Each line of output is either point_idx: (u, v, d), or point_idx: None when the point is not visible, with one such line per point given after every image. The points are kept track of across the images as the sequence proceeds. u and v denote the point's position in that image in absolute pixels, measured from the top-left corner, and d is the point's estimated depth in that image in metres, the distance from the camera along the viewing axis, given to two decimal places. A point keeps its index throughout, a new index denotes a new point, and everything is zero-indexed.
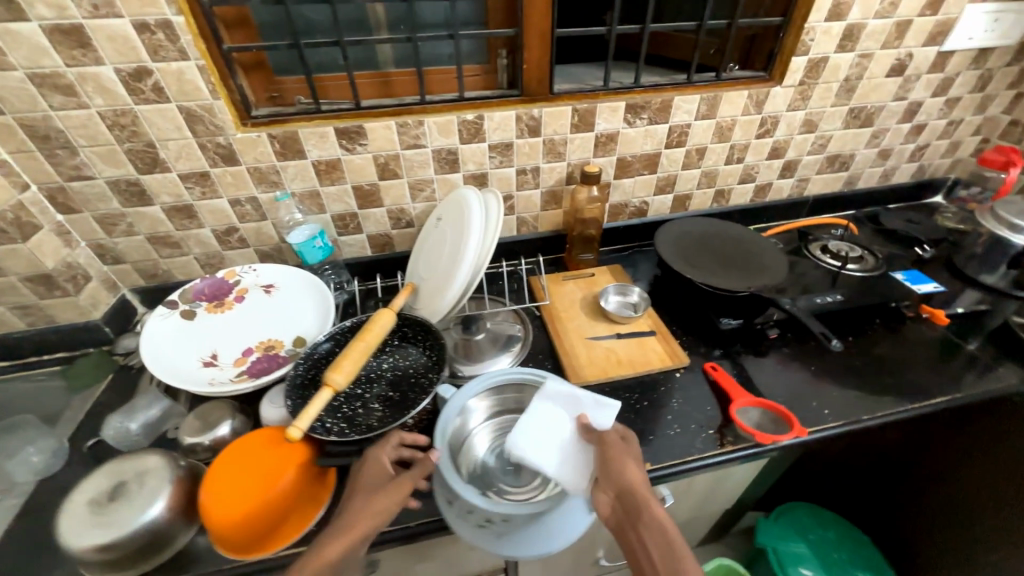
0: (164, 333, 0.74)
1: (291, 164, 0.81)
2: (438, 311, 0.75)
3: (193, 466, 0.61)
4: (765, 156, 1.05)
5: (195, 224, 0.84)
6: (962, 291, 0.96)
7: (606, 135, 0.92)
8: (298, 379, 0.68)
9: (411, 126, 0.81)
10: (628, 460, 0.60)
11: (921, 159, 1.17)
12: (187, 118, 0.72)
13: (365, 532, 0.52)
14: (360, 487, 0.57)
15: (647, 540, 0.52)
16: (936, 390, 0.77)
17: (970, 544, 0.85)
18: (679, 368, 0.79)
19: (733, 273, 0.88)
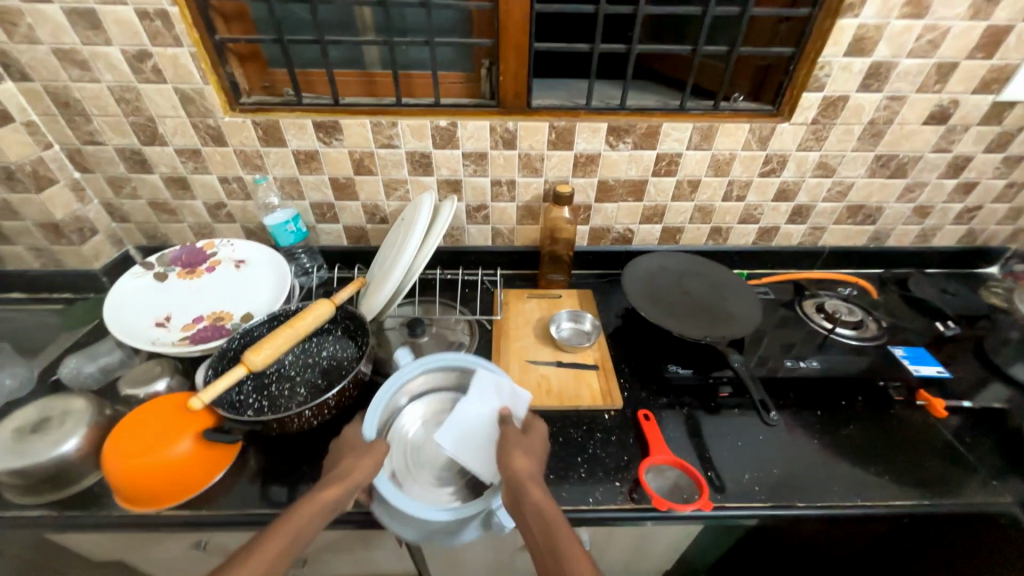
0: (134, 290, 0.82)
1: (273, 150, 0.86)
2: (373, 308, 0.76)
3: (118, 415, 0.67)
4: (771, 197, 0.96)
5: (189, 195, 0.92)
6: (986, 382, 0.82)
7: (586, 156, 0.88)
8: (229, 353, 0.72)
9: (385, 126, 0.83)
10: (522, 449, 0.60)
11: (970, 222, 1.01)
12: (181, 99, 0.79)
13: (356, 483, 0.57)
14: (348, 449, 0.62)
15: (530, 525, 0.51)
16: (905, 491, 0.66)
17: None
18: (610, 410, 0.75)
19: (697, 318, 0.82)
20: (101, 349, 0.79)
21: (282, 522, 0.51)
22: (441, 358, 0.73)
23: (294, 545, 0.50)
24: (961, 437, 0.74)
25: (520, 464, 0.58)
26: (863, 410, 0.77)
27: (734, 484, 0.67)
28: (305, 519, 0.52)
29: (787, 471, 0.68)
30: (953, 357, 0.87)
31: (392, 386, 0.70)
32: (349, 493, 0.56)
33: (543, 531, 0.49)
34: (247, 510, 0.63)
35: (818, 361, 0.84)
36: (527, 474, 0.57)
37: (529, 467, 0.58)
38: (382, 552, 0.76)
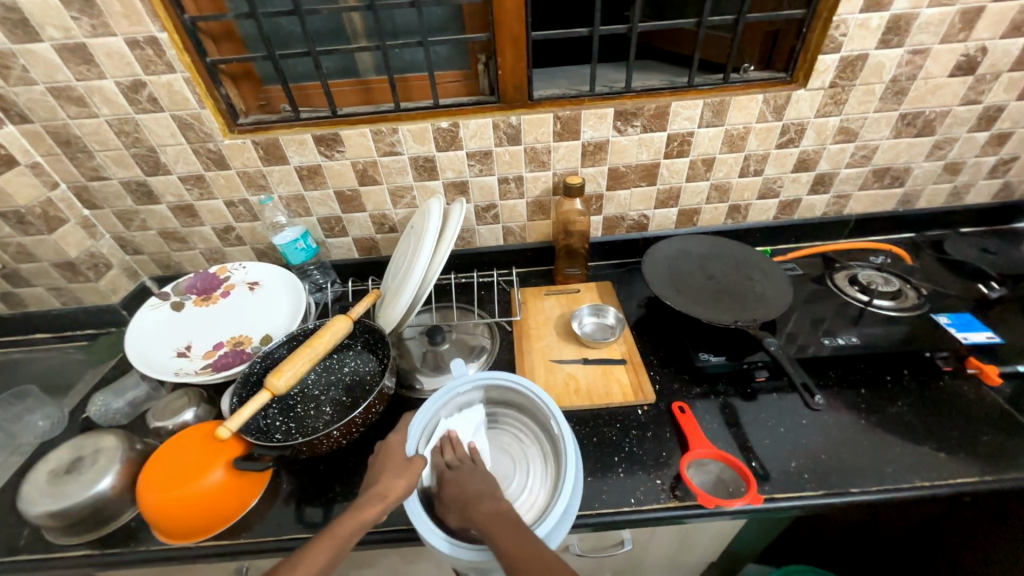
0: (152, 322, 0.82)
1: (276, 169, 0.84)
2: (390, 321, 0.75)
3: (148, 449, 0.66)
4: (790, 168, 0.92)
5: (198, 222, 0.91)
6: None
7: (594, 144, 0.85)
8: (253, 378, 0.72)
9: (386, 134, 0.81)
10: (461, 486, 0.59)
11: (1005, 174, 0.96)
12: (180, 126, 0.78)
13: (397, 501, 0.56)
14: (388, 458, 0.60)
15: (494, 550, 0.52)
16: (963, 467, 0.63)
17: None
18: (642, 405, 0.73)
19: (724, 302, 0.78)
20: (126, 383, 0.79)
21: (322, 537, 0.51)
22: (489, 375, 0.69)
23: (332, 556, 0.51)
24: (1016, 403, 0.70)
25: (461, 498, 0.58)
26: (908, 383, 0.74)
27: (780, 472, 0.64)
28: (344, 536, 0.52)
29: (835, 454, 0.65)
30: (1001, 320, 0.82)
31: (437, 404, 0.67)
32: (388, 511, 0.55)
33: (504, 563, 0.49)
34: (284, 534, 0.63)
35: (856, 336, 0.77)
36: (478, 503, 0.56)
37: (478, 493, 0.58)
38: (422, 565, 0.76)
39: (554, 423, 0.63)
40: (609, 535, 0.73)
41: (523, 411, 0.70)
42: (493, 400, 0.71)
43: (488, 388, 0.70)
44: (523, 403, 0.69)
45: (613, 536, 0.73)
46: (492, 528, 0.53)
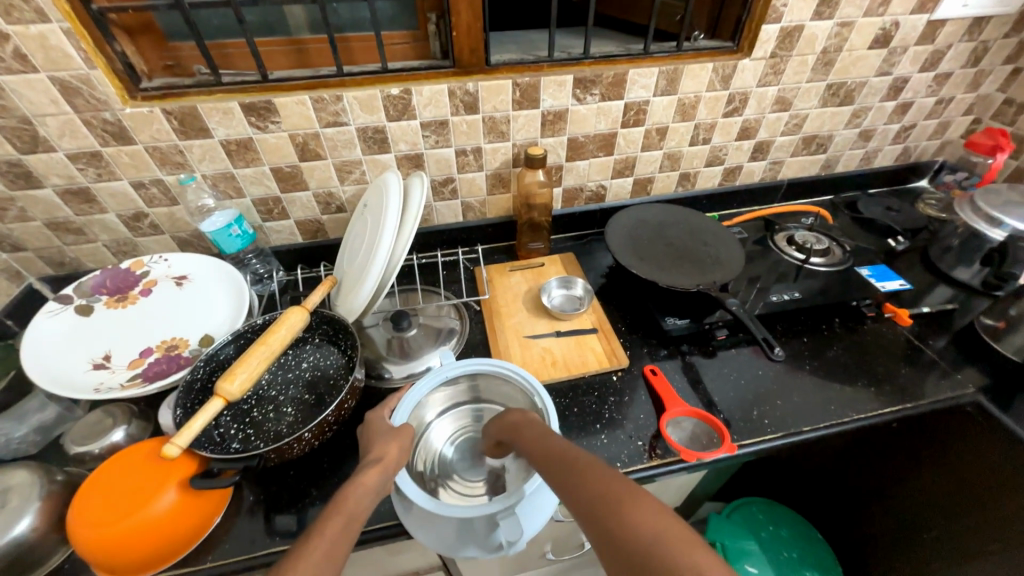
0: (52, 333, 0.68)
1: (196, 143, 0.73)
2: (353, 309, 0.69)
3: (72, 481, 0.56)
4: (734, 136, 0.96)
5: (97, 209, 0.77)
6: (934, 287, 0.91)
7: (554, 113, 0.83)
8: (196, 385, 0.63)
9: (328, 101, 0.73)
10: (542, 430, 0.54)
11: (905, 140, 1.09)
12: (62, 90, 0.64)
13: (394, 463, 0.53)
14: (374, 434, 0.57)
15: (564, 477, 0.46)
16: (887, 397, 0.73)
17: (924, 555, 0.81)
18: (616, 371, 0.75)
19: (685, 267, 0.82)
20: (29, 406, 0.67)
21: (330, 510, 0.46)
22: (493, 368, 0.67)
23: (351, 526, 0.46)
24: (923, 339, 0.82)
25: (542, 445, 0.52)
26: (838, 330, 0.84)
27: (746, 421, 0.70)
28: (352, 504, 0.47)
29: (788, 399, 0.72)
30: (906, 269, 0.95)
31: (420, 390, 0.64)
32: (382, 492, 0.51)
33: (600, 518, 0.40)
34: (258, 550, 0.57)
35: (799, 291, 0.85)
36: (564, 449, 0.49)
37: (551, 438, 0.52)
38: (408, 555, 0.74)
39: (537, 397, 0.63)
40: None
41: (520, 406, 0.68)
42: (493, 386, 0.70)
43: (476, 374, 0.68)
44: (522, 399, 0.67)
45: None
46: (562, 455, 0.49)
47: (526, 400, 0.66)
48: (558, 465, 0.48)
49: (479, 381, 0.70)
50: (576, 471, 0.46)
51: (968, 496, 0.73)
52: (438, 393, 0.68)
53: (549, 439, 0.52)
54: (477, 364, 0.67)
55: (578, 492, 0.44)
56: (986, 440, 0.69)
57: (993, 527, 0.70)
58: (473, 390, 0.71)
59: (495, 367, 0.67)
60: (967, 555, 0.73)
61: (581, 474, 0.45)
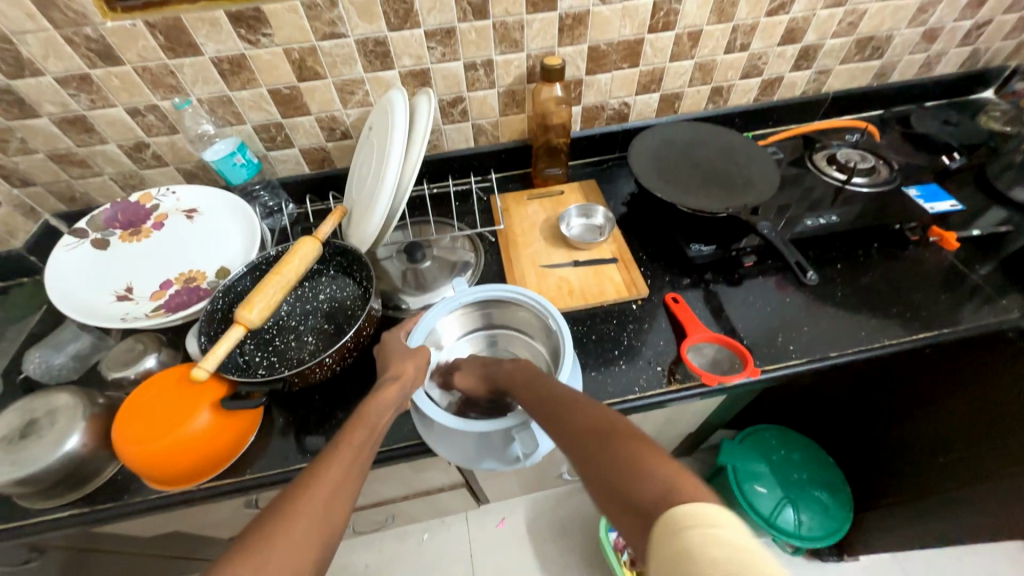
0: (73, 266, 0.69)
1: (186, 62, 0.68)
2: (365, 239, 0.67)
3: (113, 403, 0.59)
4: (777, 40, 0.85)
5: (97, 139, 0.74)
6: (988, 209, 0.84)
7: (573, 16, 0.74)
8: (217, 315, 0.64)
9: (322, 8, 0.66)
10: (536, 376, 0.53)
11: (977, 41, 0.95)
12: (37, 2, 0.58)
13: (410, 381, 0.54)
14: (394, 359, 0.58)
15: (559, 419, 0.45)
16: (921, 324, 0.70)
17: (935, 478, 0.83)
18: (636, 299, 0.73)
19: (712, 190, 0.76)
20: (64, 335, 0.69)
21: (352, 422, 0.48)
22: (506, 296, 0.66)
23: (370, 440, 0.47)
24: (968, 264, 0.77)
25: (535, 390, 0.51)
26: (876, 255, 0.79)
27: (769, 348, 0.68)
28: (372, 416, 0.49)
29: (815, 326, 0.70)
30: (958, 190, 0.87)
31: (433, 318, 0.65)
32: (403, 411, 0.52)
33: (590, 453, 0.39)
34: (292, 465, 0.61)
35: (838, 215, 0.78)
36: (558, 393, 0.48)
37: (546, 382, 0.51)
38: (432, 472, 0.79)
39: (551, 321, 0.62)
40: None
41: (536, 329, 0.68)
42: (506, 311, 0.70)
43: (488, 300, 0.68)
44: (538, 323, 0.67)
45: None
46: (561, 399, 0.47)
47: (541, 323, 0.66)
48: (552, 406, 0.47)
49: (491, 306, 0.70)
50: (568, 412, 0.45)
51: (991, 421, 0.71)
52: (452, 320, 0.69)
53: (544, 384, 0.51)
54: (487, 291, 0.66)
55: (569, 430, 0.43)
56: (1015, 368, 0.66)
57: (1010, 449, 0.68)
58: (486, 316, 0.71)
59: (508, 294, 0.66)
60: (981, 476, 0.74)
61: (578, 416, 0.43)
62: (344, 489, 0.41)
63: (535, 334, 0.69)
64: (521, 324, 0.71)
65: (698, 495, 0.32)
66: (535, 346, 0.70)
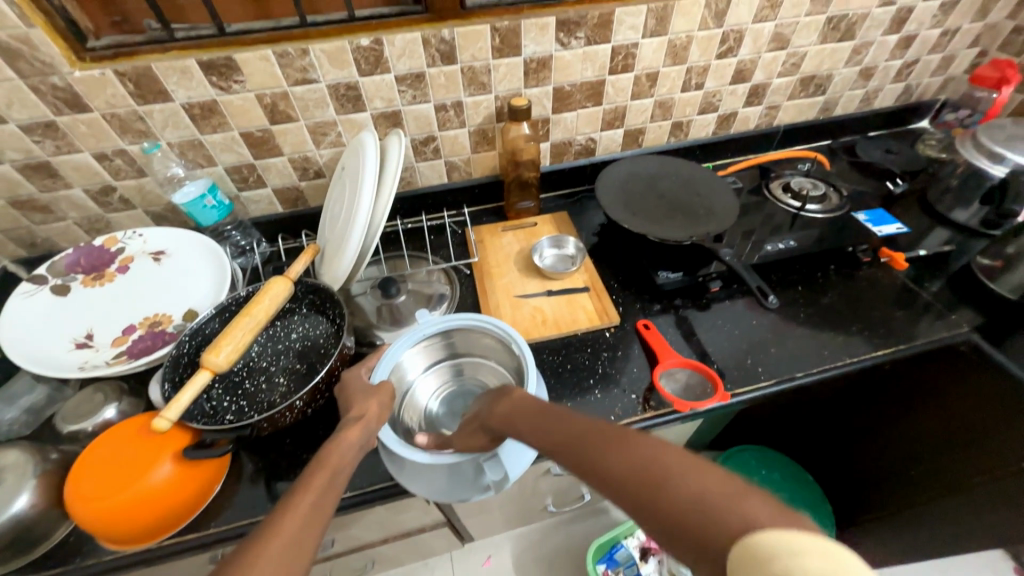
0: (30, 314, 0.67)
1: (156, 108, 0.68)
2: (337, 277, 0.67)
3: (68, 459, 0.56)
4: (728, 80, 0.92)
5: (62, 184, 0.73)
6: (932, 230, 0.89)
7: (537, 60, 0.78)
8: (183, 361, 0.62)
9: (293, 56, 0.68)
10: (541, 413, 0.46)
11: (908, 78, 1.04)
12: (2, 53, 0.59)
13: (375, 420, 0.54)
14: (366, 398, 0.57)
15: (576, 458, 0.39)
16: (881, 341, 0.73)
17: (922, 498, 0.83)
18: (609, 327, 0.74)
19: (676, 220, 0.80)
20: (16, 388, 0.66)
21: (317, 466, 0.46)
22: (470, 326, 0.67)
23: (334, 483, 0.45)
24: (918, 282, 0.81)
25: (545, 429, 0.44)
26: (834, 277, 0.83)
27: (739, 370, 0.70)
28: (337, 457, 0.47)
29: (782, 348, 0.72)
30: (904, 212, 0.93)
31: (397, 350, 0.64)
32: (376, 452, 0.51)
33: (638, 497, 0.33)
34: (260, 514, 0.58)
35: (794, 240, 0.83)
36: (572, 428, 0.42)
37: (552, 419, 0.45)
38: (411, 513, 0.76)
39: (515, 347, 0.63)
40: None
41: (501, 356, 0.69)
42: (472, 341, 0.71)
43: (453, 330, 0.68)
44: (502, 350, 0.68)
45: None
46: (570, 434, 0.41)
47: (506, 350, 0.66)
48: (571, 447, 0.40)
49: (456, 337, 0.70)
50: (591, 450, 0.38)
51: (961, 434, 0.74)
52: (418, 352, 0.69)
53: (553, 421, 0.44)
54: (452, 320, 0.66)
55: (599, 468, 0.36)
56: (983, 381, 0.69)
57: (985, 459, 0.71)
58: (452, 347, 0.72)
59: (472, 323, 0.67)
60: (958, 487, 0.76)
61: (597, 448, 0.38)
62: (305, 542, 0.39)
63: (501, 360, 0.70)
64: (487, 353, 0.71)
65: (765, 516, 0.28)
66: (500, 373, 0.70)
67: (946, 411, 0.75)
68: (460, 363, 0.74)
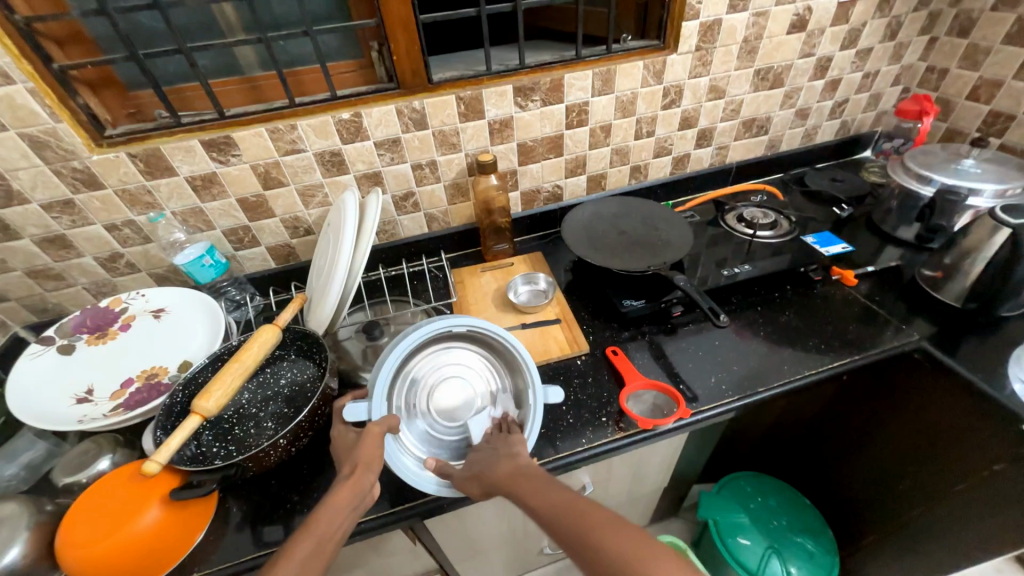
0: (35, 374, 0.71)
1: (162, 182, 0.77)
2: (323, 321, 0.73)
3: (60, 511, 0.59)
4: (676, 126, 1.02)
5: (74, 253, 0.81)
6: (882, 248, 0.96)
7: (500, 121, 0.88)
8: (175, 409, 0.66)
9: (283, 131, 0.78)
10: (544, 482, 0.50)
11: (842, 114, 1.15)
12: (32, 145, 0.68)
13: (360, 477, 0.54)
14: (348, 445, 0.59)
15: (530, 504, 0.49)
16: (839, 354, 0.76)
17: (912, 513, 0.82)
18: (580, 355, 0.79)
19: (637, 252, 0.86)
20: (17, 445, 0.69)
21: (302, 528, 0.49)
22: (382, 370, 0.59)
23: (315, 552, 0.48)
24: (872, 297, 0.86)
25: (545, 502, 0.48)
26: (792, 296, 0.88)
27: (703, 389, 0.73)
28: (317, 526, 0.50)
29: (746, 365, 0.76)
30: (853, 234, 1.00)
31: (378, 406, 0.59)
32: (356, 489, 0.54)
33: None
34: (244, 558, 0.60)
35: (750, 264, 0.88)
36: (560, 502, 0.47)
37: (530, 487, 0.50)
38: (398, 555, 0.77)
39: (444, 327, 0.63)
40: (574, 481, 0.79)
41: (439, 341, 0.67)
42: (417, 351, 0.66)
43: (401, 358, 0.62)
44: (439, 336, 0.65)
45: (579, 480, 0.79)
46: (522, 490, 0.51)
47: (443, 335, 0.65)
48: (556, 518, 0.45)
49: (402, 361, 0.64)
50: (586, 529, 0.43)
51: (932, 439, 0.75)
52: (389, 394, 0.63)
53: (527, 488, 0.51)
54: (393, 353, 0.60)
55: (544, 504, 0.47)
56: (940, 385, 0.72)
57: (960, 464, 0.71)
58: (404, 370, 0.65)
59: (381, 372, 0.59)
60: (942, 494, 0.75)
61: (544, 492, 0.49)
62: None
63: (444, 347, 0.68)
64: (434, 355, 0.68)
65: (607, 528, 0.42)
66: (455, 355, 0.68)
67: (913, 419, 0.77)
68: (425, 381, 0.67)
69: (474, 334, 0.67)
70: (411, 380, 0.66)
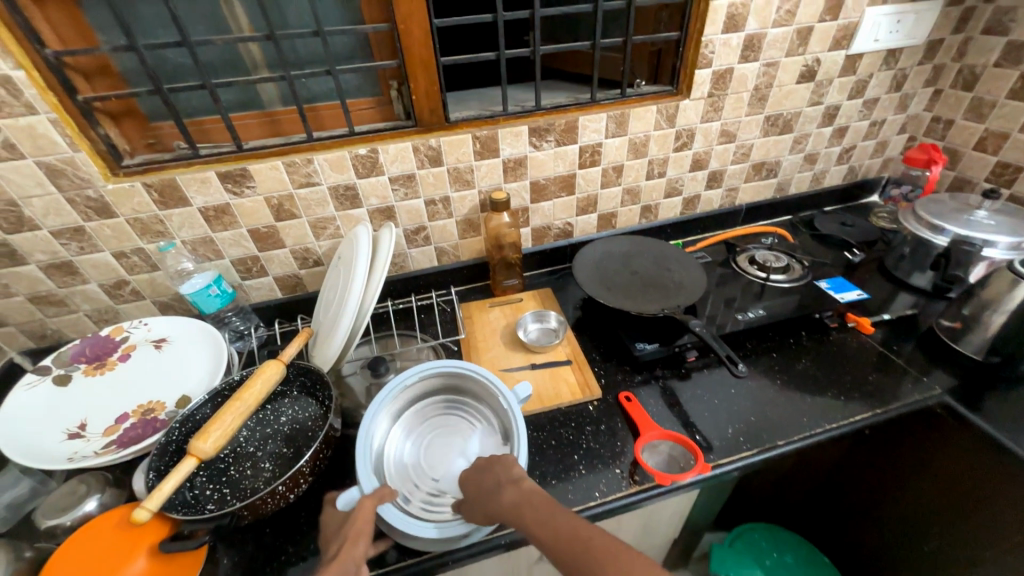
0: (28, 405, 0.69)
1: (175, 212, 0.77)
2: (328, 358, 0.71)
3: (38, 559, 0.55)
4: (687, 168, 1.03)
5: (79, 280, 0.79)
6: (896, 295, 0.95)
7: (514, 160, 0.89)
8: (170, 448, 0.63)
9: (300, 165, 0.78)
10: (550, 506, 0.49)
11: (849, 160, 1.16)
12: (48, 172, 0.68)
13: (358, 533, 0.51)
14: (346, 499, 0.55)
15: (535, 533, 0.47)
16: (859, 406, 0.74)
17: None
18: (592, 400, 0.76)
19: (649, 294, 0.85)
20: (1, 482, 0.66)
21: None
22: (362, 427, 0.62)
23: None
24: (888, 346, 0.84)
25: (549, 531, 0.46)
26: (807, 343, 0.86)
27: (720, 440, 0.70)
28: None
29: (763, 414, 0.73)
30: (865, 279, 0.99)
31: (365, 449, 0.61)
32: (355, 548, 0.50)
33: None
34: None
35: (764, 309, 0.87)
36: (565, 529, 0.45)
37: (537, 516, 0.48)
38: None
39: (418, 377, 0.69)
40: None
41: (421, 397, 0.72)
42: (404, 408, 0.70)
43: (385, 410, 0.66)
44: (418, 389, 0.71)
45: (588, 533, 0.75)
46: (527, 519, 0.48)
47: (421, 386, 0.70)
48: (567, 550, 0.44)
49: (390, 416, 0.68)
50: (595, 560, 0.42)
51: (959, 499, 0.72)
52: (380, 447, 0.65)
53: (535, 515, 0.48)
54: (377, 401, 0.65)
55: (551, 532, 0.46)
56: (965, 440, 0.69)
57: (993, 525, 0.68)
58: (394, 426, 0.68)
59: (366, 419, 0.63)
60: (975, 557, 0.71)
61: (551, 517, 0.47)
62: None
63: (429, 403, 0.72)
64: (421, 413, 0.71)
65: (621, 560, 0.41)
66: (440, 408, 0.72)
67: (935, 475, 0.74)
68: (418, 439, 0.69)
69: (451, 387, 0.73)
70: (402, 438, 0.68)
